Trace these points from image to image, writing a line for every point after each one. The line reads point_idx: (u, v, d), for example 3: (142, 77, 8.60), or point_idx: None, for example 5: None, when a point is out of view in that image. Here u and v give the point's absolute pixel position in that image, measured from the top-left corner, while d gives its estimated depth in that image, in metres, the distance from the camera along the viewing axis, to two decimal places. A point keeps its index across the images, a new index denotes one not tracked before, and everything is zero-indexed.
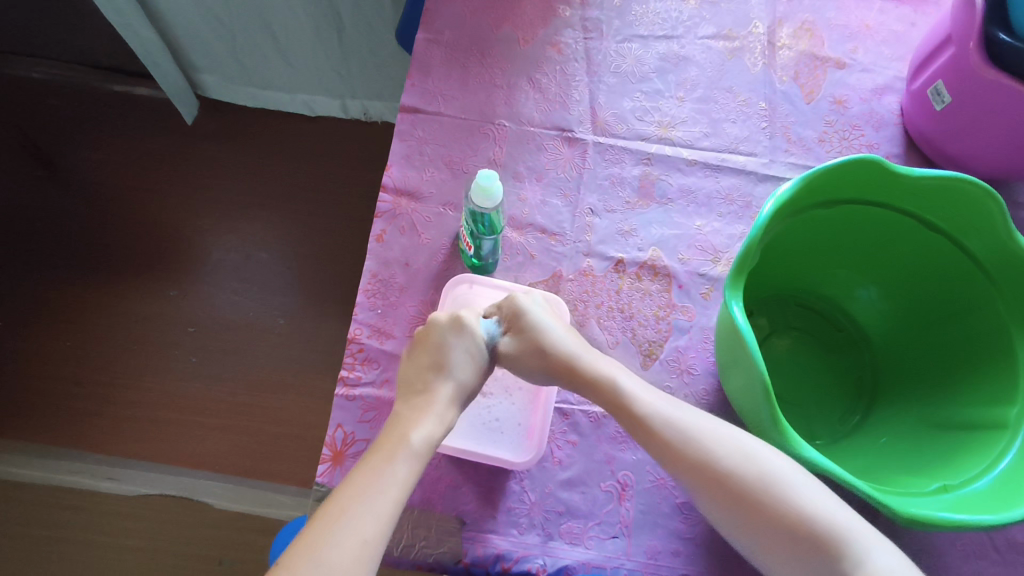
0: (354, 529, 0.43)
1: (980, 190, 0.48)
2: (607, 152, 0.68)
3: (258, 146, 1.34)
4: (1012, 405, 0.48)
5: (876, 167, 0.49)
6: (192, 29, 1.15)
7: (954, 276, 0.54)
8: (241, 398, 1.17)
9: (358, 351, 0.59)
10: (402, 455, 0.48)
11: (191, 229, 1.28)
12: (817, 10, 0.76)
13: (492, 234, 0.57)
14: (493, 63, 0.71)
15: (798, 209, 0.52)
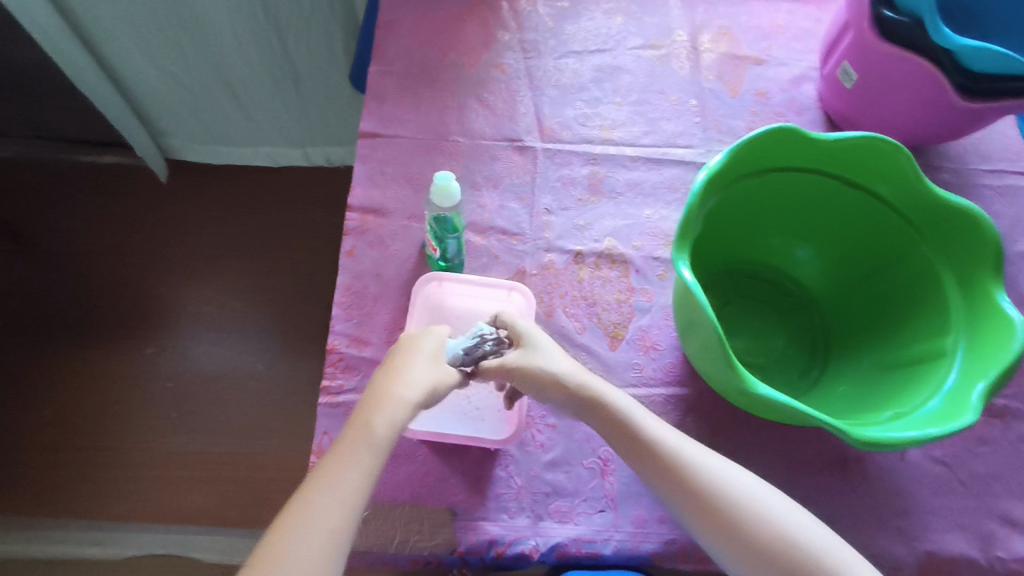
0: (311, 532, 0.44)
1: (888, 145, 0.53)
2: (556, 157, 0.73)
3: (225, 201, 1.37)
4: (946, 336, 0.53)
5: (794, 135, 0.54)
6: (153, 93, 1.19)
7: (881, 230, 0.59)
8: (222, 448, 1.16)
9: (338, 359, 0.60)
10: (360, 443, 0.47)
11: (163, 287, 1.29)
12: (731, 17, 0.84)
13: (457, 233, 0.61)
14: (442, 86, 0.75)
15: (733, 180, 0.57)
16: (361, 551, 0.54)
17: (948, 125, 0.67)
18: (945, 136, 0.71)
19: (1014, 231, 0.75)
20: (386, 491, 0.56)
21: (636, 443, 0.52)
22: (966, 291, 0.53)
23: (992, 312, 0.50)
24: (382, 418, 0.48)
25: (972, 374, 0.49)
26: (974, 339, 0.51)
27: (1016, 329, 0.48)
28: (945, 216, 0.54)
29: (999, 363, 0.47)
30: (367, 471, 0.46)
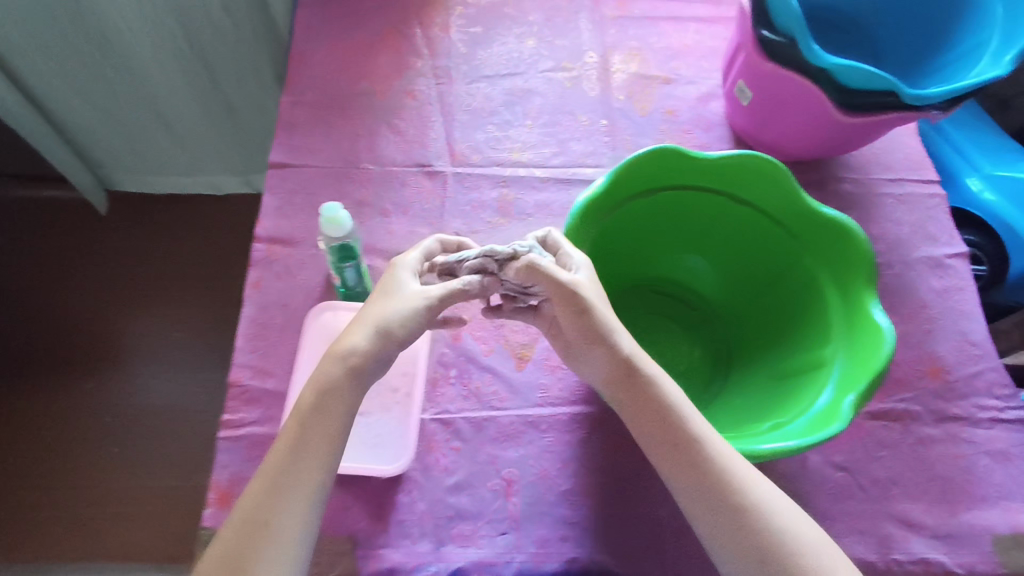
0: (263, 539, 0.43)
1: (762, 160, 0.55)
2: (466, 180, 0.74)
3: (171, 230, 1.36)
4: (828, 344, 0.55)
5: (674, 154, 0.56)
6: (88, 128, 1.18)
7: (769, 243, 0.61)
8: (167, 484, 1.14)
9: (241, 392, 0.60)
10: (300, 440, 0.46)
11: (108, 320, 1.28)
12: (641, 38, 0.87)
13: (351, 261, 0.60)
14: (353, 115, 0.76)
15: (620, 202, 0.58)
16: None
17: (841, 135, 0.69)
18: (844, 146, 0.72)
19: (913, 237, 0.77)
20: None
21: (649, 407, 0.48)
22: (846, 299, 0.55)
23: (866, 319, 0.52)
24: (312, 401, 0.47)
25: (846, 381, 0.50)
26: (850, 346, 0.52)
27: (885, 337, 0.49)
28: (823, 227, 0.56)
29: (869, 370, 0.49)
30: (312, 467, 0.45)
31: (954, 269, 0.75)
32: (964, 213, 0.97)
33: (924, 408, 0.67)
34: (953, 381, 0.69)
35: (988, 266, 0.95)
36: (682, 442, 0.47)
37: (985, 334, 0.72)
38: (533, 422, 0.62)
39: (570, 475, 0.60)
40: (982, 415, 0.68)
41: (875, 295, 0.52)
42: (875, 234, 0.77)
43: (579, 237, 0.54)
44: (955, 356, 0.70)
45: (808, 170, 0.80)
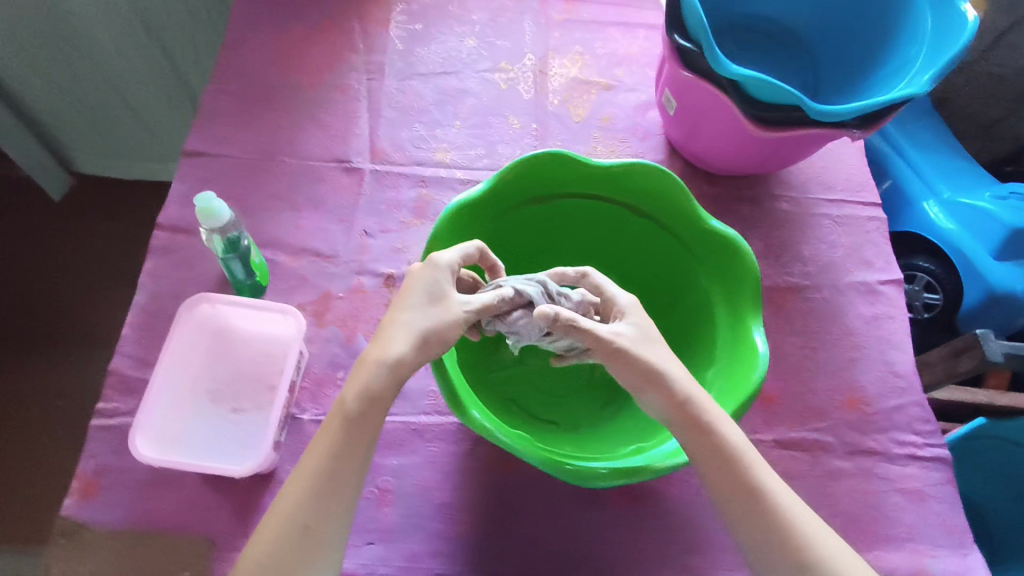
0: (302, 539, 0.41)
1: (657, 172, 0.56)
2: (384, 178, 0.72)
3: (106, 209, 1.24)
4: (711, 366, 0.55)
5: (566, 160, 0.56)
6: (62, 123, 1.09)
7: (669, 259, 0.62)
8: (26, 472, 1.03)
9: (118, 381, 0.59)
10: (341, 432, 0.43)
11: (15, 301, 1.14)
12: (586, 42, 0.84)
13: (235, 255, 0.59)
14: (276, 106, 0.75)
15: (513, 206, 0.59)
16: None
17: (760, 154, 0.67)
18: (768, 165, 0.70)
19: (848, 260, 0.74)
20: (147, 518, 0.54)
21: (697, 430, 0.45)
22: (734, 319, 0.55)
23: (746, 340, 0.52)
24: (357, 393, 0.44)
25: (717, 404, 0.50)
26: (729, 368, 0.52)
27: (759, 360, 0.49)
28: (717, 245, 0.56)
29: (740, 393, 0.48)
30: (357, 457, 0.43)
31: (887, 297, 0.72)
32: (919, 239, 0.92)
33: (837, 440, 0.64)
34: (872, 414, 0.66)
35: (942, 296, 0.90)
36: (732, 464, 0.44)
37: (911, 367, 0.69)
38: (419, 430, 0.60)
39: (450, 488, 0.58)
40: (898, 450, 0.64)
41: (759, 318, 0.52)
42: (809, 255, 0.73)
43: (461, 237, 0.54)
44: (877, 387, 0.67)
45: (746, 185, 0.77)
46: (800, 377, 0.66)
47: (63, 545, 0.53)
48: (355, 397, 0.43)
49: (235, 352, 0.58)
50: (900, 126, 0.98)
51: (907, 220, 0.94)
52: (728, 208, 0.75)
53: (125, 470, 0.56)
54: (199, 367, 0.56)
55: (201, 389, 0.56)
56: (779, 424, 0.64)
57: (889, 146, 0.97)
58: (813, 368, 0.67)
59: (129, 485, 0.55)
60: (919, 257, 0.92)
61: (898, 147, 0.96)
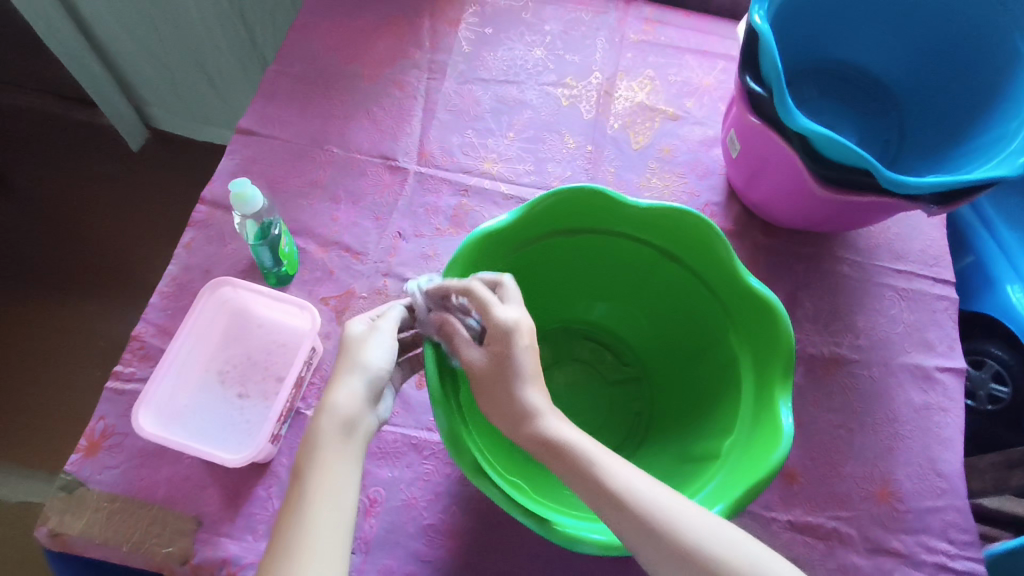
0: (306, 554, 0.38)
1: (697, 219, 0.52)
2: (426, 182, 0.70)
3: (170, 166, 1.29)
4: (730, 435, 0.50)
5: (601, 197, 0.53)
6: (139, 71, 1.14)
7: (704, 311, 0.58)
8: (55, 403, 1.09)
9: (138, 347, 0.60)
10: (324, 448, 0.42)
11: (75, 239, 1.20)
12: (659, 67, 0.80)
13: (265, 244, 0.59)
14: (333, 94, 0.75)
15: (542, 235, 0.56)
16: (98, 542, 0.53)
17: (821, 213, 0.62)
18: (832, 225, 0.65)
19: (905, 339, 0.68)
20: (141, 487, 0.55)
21: (591, 488, 0.42)
22: (761, 391, 0.50)
23: (771, 418, 0.47)
24: (325, 419, 0.43)
25: (726, 487, 0.45)
26: (746, 446, 0.48)
27: (781, 441, 0.44)
28: (754, 305, 0.52)
29: (753, 477, 0.44)
30: (348, 457, 0.43)
31: (943, 386, 0.66)
32: (994, 323, 0.83)
33: (858, 534, 0.59)
34: (903, 511, 0.60)
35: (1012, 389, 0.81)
36: (637, 519, 0.40)
37: (957, 468, 0.62)
38: (416, 445, 0.58)
39: (438, 511, 0.56)
40: (926, 557, 0.59)
41: (788, 395, 0.47)
42: (862, 326, 0.68)
43: (481, 263, 0.52)
44: (914, 485, 0.61)
45: (805, 241, 0.72)
46: (829, 459, 0.61)
47: (62, 498, 0.54)
48: (325, 423, 0.43)
49: (251, 338, 0.58)
50: (990, 198, 0.90)
51: (984, 300, 0.85)
52: (781, 262, 0.70)
53: (130, 435, 0.57)
54: (214, 348, 0.57)
55: (212, 370, 0.56)
56: (796, 505, 0.59)
57: (977, 218, 0.89)
58: (845, 451, 0.62)
59: (131, 450, 0.56)
60: (990, 342, 0.83)
61: (986, 221, 0.88)
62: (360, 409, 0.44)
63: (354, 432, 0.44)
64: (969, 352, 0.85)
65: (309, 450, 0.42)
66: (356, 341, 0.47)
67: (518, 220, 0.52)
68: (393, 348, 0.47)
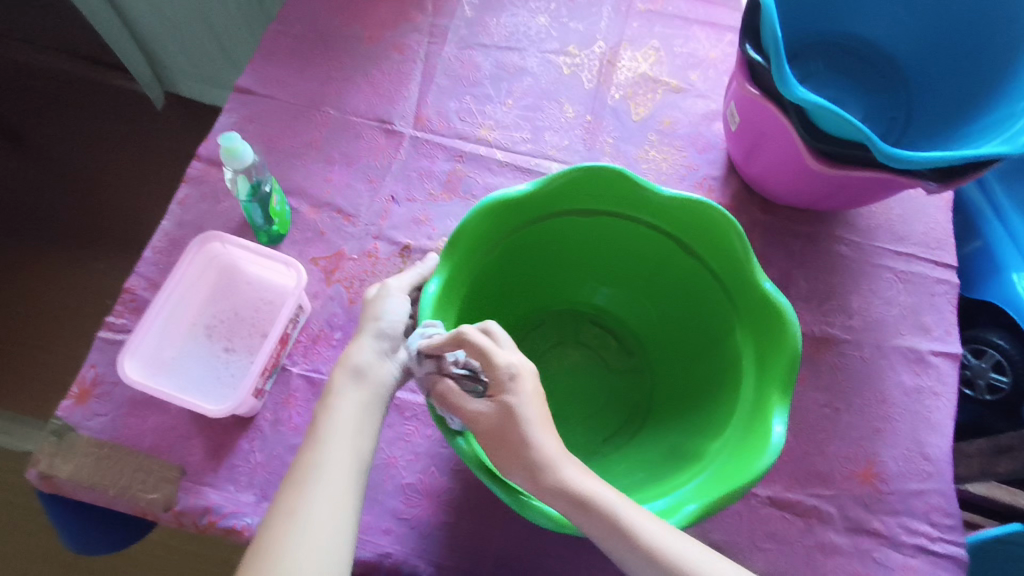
0: (321, 496, 0.40)
1: (715, 211, 0.52)
2: (421, 147, 0.70)
3: (179, 127, 1.30)
4: (721, 435, 0.49)
5: (622, 179, 0.52)
6: (150, 32, 1.12)
7: (710, 307, 0.57)
8: (56, 357, 1.11)
9: (130, 300, 0.61)
10: (340, 399, 0.44)
11: (82, 198, 1.21)
12: (665, 37, 0.78)
13: (255, 200, 0.59)
14: (333, 57, 0.74)
15: (552, 213, 0.56)
16: (85, 485, 0.54)
17: (822, 190, 0.61)
18: (831, 202, 0.64)
19: (900, 322, 0.67)
20: (128, 435, 0.56)
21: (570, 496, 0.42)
22: (760, 390, 0.49)
23: (764, 424, 0.46)
24: (344, 372, 0.45)
25: (710, 485, 0.44)
26: (740, 446, 0.47)
27: (769, 450, 0.43)
28: (762, 306, 0.51)
29: (739, 478, 0.43)
30: (367, 407, 0.44)
31: (936, 370, 0.65)
32: (1000, 313, 0.82)
33: (838, 513, 0.58)
34: (885, 493, 0.60)
35: (1012, 381, 0.80)
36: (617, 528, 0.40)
37: (945, 452, 0.62)
38: (399, 406, 0.59)
39: (417, 471, 0.57)
40: (906, 538, 0.58)
41: (785, 403, 0.46)
42: (856, 307, 0.67)
43: (486, 235, 0.52)
44: (899, 467, 0.61)
45: (805, 220, 0.70)
46: (814, 437, 0.61)
47: (52, 442, 0.55)
48: (344, 376, 0.45)
49: (240, 294, 0.59)
50: (1006, 184, 0.87)
51: (989, 287, 0.82)
52: (778, 239, 0.69)
53: (119, 384, 0.58)
54: (202, 302, 0.58)
55: (199, 324, 0.57)
56: (776, 481, 0.59)
57: (987, 203, 0.86)
58: (830, 431, 0.62)
59: (120, 399, 0.57)
60: (994, 332, 0.82)
61: (998, 209, 0.86)
62: (372, 364, 0.45)
63: (368, 383, 0.45)
64: (971, 340, 0.84)
65: (327, 399, 0.44)
66: (376, 301, 0.48)
67: (534, 193, 0.52)
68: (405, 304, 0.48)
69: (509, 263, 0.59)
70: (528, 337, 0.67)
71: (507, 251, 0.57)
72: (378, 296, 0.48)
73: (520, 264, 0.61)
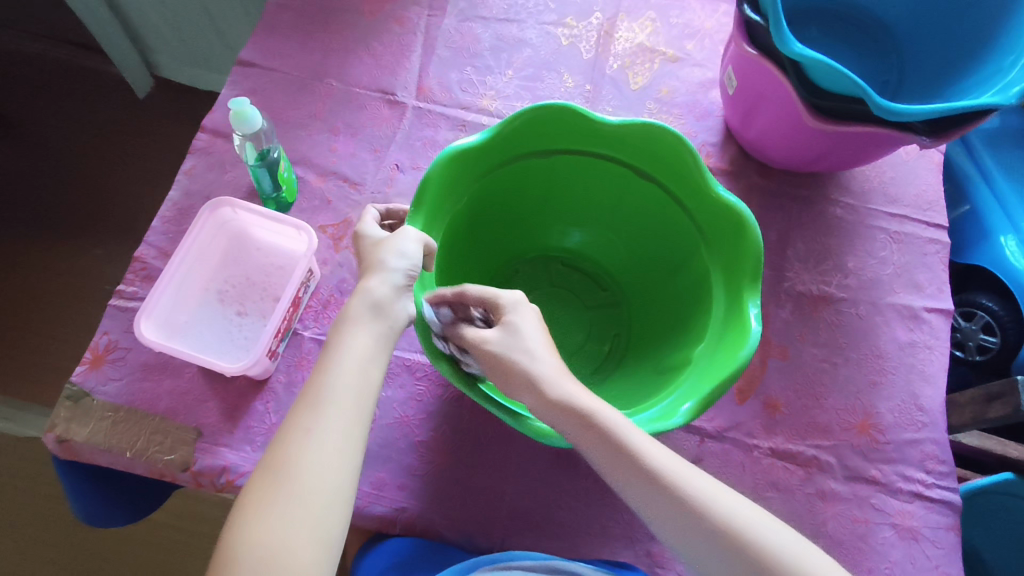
0: (333, 416, 0.41)
1: (670, 133, 0.53)
2: (424, 117, 0.71)
3: (173, 111, 1.29)
4: (701, 344, 0.52)
5: (574, 114, 0.54)
6: (141, 13, 1.11)
7: (677, 230, 0.60)
8: (58, 343, 1.11)
9: (140, 268, 0.62)
10: (353, 328, 0.45)
11: (79, 183, 1.21)
12: (661, 8, 0.80)
13: (263, 166, 0.60)
14: (334, 30, 0.75)
15: (514, 156, 0.57)
16: (101, 448, 0.55)
17: (817, 149, 0.63)
18: (826, 163, 0.66)
19: (894, 281, 0.69)
20: (143, 399, 0.57)
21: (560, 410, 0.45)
22: (729, 300, 0.52)
23: (740, 320, 0.49)
24: (356, 303, 0.46)
25: (694, 388, 0.47)
26: (715, 349, 0.50)
27: (748, 340, 0.46)
28: (727, 219, 0.53)
29: (724, 371, 0.46)
30: (380, 339, 0.45)
31: (929, 326, 0.67)
32: (993, 278, 0.84)
33: (837, 462, 0.60)
34: (882, 442, 0.62)
35: (1000, 339, 0.81)
36: (615, 446, 0.42)
37: (939, 403, 0.64)
38: (409, 366, 0.60)
39: (428, 429, 0.58)
40: (903, 486, 0.60)
41: (756, 294, 0.50)
42: (851, 267, 0.69)
43: (453, 183, 0.53)
44: (895, 417, 0.63)
45: (800, 184, 0.72)
46: (812, 391, 0.63)
47: (68, 406, 0.56)
48: (357, 308, 0.45)
49: (250, 260, 0.60)
50: (993, 151, 0.89)
51: (979, 251, 0.85)
52: (774, 202, 0.71)
53: (133, 349, 0.59)
54: (214, 268, 0.59)
55: (212, 289, 0.58)
56: (778, 433, 0.61)
57: (976, 168, 0.88)
58: (828, 384, 0.63)
59: (134, 364, 0.58)
60: (984, 295, 0.84)
61: (986, 174, 0.88)
62: (387, 299, 0.46)
63: (381, 317, 0.46)
64: (963, 305, 0.86)
65: (341, 329, 0.45)
66: (382, 243, 0.48)
67: (489, 141, 0.53)
68: (418, 248, 0.47)
69: (479, 212, 0.61)
70: (510, 286, 0.71)
71: (476, 200, 0.59)
72: (384, 239, 0.48)
73: (488, 211, 0.63)
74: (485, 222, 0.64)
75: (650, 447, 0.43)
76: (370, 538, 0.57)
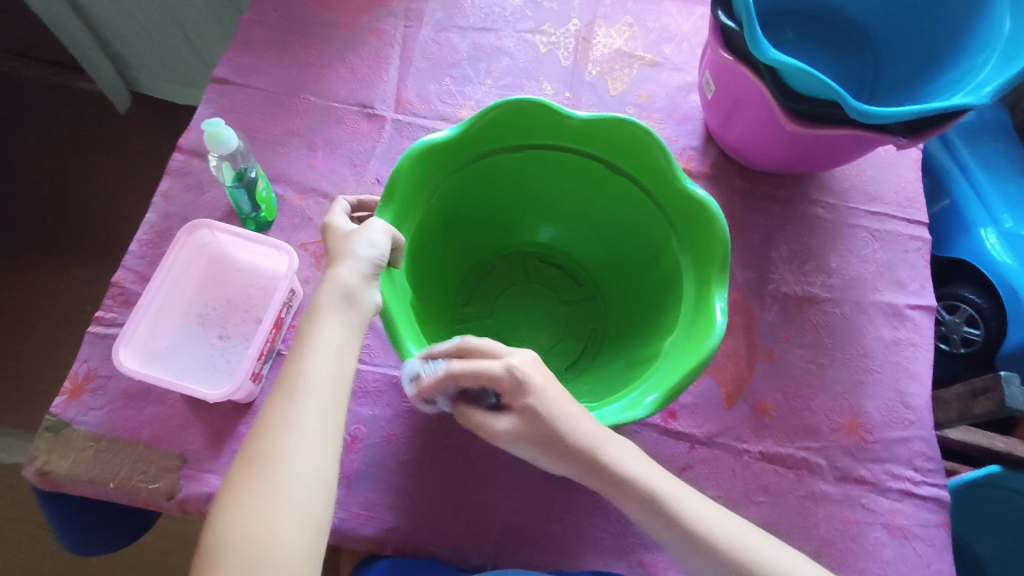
0: (311, 404, 0.40)
1: (640, 129, 0.53)
2: (404, 130, 0.70)
3: (151, 127, 1.27)
4: (670, 336, 0.52)
5: (542, 108, 0.54)
6: (114, 29, 1.09)
7: (648, 225, 0.60)
8: (40, 366, 1.09)
9: (118, 293, 0.61)
10: (325, 313, 0.44)
11: (58, 203, 1.20)
12: (638, 13, 0.80)
13: (242, 186, 0.59)
14: (310, 44, 0.74)
15: (485, 152, 0.57)
16: (84, 479, 0.54)
17: (796, 152, 0.63)
18: (803, 166, 0.66)
19: (877, 279, 0.69)
20: (125, 428, 0.56)
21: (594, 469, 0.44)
22: (697, 291, 0.52)
23: (707, 311, 0.49)
24: (327, 289, 0.45)
25: (659, 379, 0.47)
26: (684, 340, 0.49)
27: (714, 332, 0.46)
28: (695, 212, 0.53)
29: (692, 361, 0.46)
30: (354, 326, 0.44)
31: (913, 323, 0.67)
32: (973, 270, 0.85)
33: (827, 463, 0.61)
34: (870, 442, 0.62)
35: (984, 332, 0.82)
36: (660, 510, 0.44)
37: (925, 400, 0.64)
38: (396, 384, 0.60)
39: (417, 446, 0.58)
40: (892, 484, 0.61)
41: (723, 288, 0.49)
42: (834, 267, 0.69)
43: (422, 183, 0.53)
44: (882, 416, 0.63)
45: (781, 185, 0.72)
46: (800, 393, 0.63)
47: (48, 439, 0.55)
48: (329, 294, 0.44)
49: (230, 282, 0.59)
50: (971, 145, 0.90)
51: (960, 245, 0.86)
52: (756, 205, 0.71)
53: (114, 377, 0.58)
54: (193, 292, 0.58)
55: (192, 314, 0.57)
56: (767, 437, 0.61)
57: (954, 163, 0.89)
58: (816, 385, 0.64)
59: (114, 392, 0.57)
60: (968, 289, 0.85)
61: (965, 168, 0.88)
62: (359, 287, 0.45)
63: (354, 305, 0.45)
64: (947, 298, 0.87)
65: (314, 315, 0.44)
66: (351, 233, 0.47)
67: (458, 136, 0.53)
68: (387, 239, 0.46)
69: (450, 209, 0.61)
70: (485, 283, 0.71)
71: (445, 198, 0.58)
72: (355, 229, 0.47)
73: (462, 207, 0.62)
74: (459, 218, 0.64)
75: (692, 506, 0.44)
76: (362, 559, 0.56)
